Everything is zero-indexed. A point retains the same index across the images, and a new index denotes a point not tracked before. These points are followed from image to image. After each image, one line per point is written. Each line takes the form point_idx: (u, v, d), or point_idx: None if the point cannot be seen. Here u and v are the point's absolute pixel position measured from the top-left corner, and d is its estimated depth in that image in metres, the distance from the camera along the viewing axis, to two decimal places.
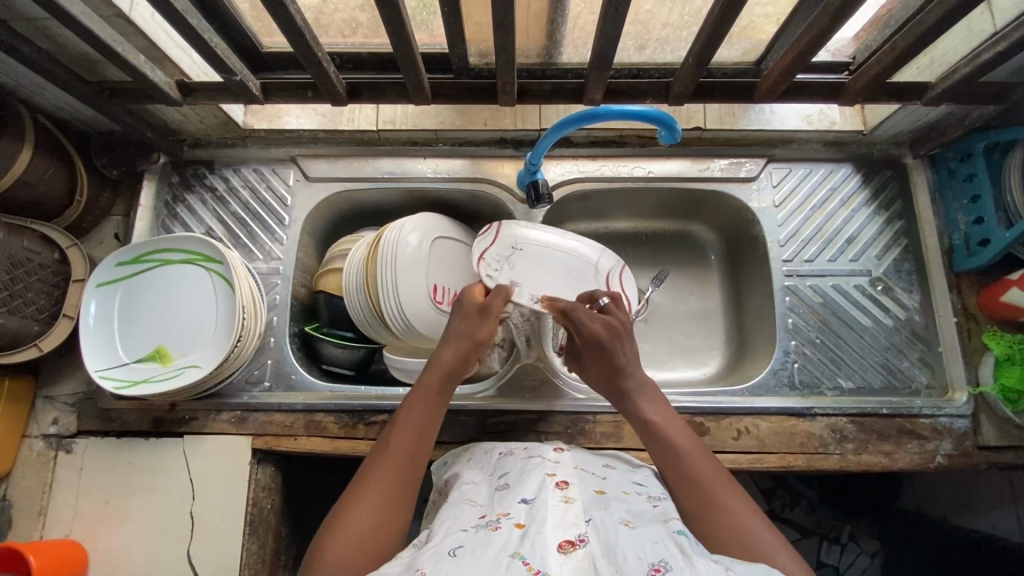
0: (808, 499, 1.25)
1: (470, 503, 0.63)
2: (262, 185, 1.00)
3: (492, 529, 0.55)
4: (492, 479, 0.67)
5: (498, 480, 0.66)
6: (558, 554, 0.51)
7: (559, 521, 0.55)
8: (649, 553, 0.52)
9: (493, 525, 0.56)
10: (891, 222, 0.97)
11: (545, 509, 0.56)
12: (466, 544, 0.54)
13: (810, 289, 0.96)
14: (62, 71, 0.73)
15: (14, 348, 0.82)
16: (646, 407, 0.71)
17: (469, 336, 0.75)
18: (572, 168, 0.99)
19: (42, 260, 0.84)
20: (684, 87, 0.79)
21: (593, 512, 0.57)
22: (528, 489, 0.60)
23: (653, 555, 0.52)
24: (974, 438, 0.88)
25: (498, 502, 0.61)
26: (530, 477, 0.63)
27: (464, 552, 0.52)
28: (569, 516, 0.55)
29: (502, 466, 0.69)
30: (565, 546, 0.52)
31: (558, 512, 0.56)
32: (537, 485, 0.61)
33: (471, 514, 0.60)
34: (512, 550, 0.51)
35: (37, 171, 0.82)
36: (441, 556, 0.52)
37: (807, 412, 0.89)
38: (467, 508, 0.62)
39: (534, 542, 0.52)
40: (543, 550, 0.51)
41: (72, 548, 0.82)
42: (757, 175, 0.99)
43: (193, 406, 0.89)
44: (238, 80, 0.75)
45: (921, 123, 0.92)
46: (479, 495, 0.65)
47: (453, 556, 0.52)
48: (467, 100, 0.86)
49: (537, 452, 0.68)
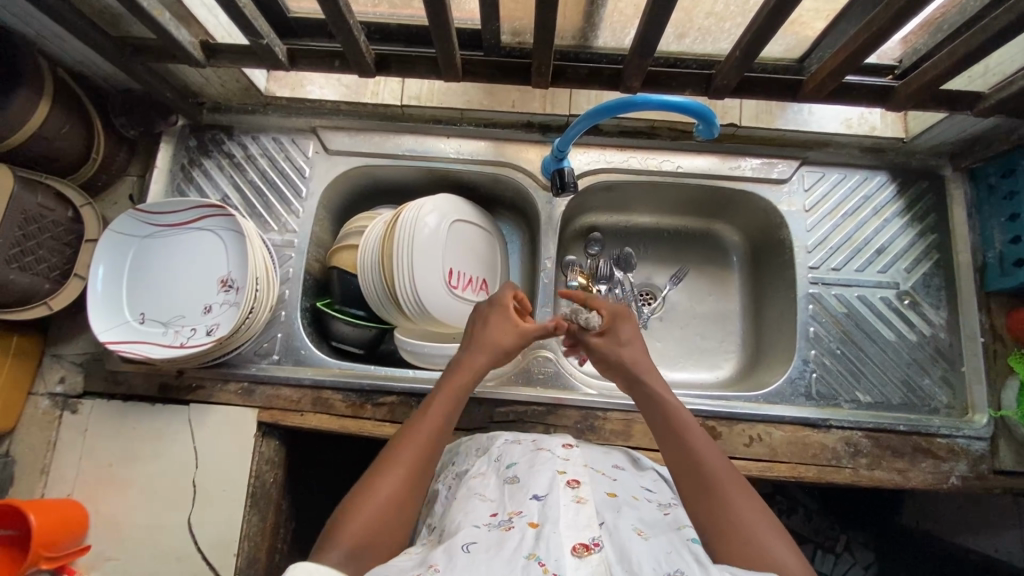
0: (807, 507, 1.23)
1: (479, 494, 0.62)
2: (281, 155, 0.98)
3: (505, 530, 0.54)
4: (499, 468, 0.66)
5: (505, 470, 0.65)
6: (573, 556, 0.50)
7: (571, 522, 0.53)
8: (665, 564, 0.50)
9: (507, 525, 0.55)
10: (923, 235, 0.95)
11: (557, 506, 0.55)
12: (480, 541, 0.53)
13: (834, 298, 0.93)
14: (84, 24, 0.71)
15: (24, 304, 0.81)
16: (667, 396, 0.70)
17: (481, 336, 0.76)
18: (599, 157, 0.97)
19: (55, 218, 0.82)
20: (727, 81, 0.76)
21: (605, 515, 0.56)
22: (539, 485, 0.59)
23: (669, 566, 0.50)
24: (991, 462, 0.86)
25: (509, 497, 0.60)
26: (539, 472, 0.61)
27: (478, 548, 0.52)
28: (582, 517, 0.54)
29: (509, 455, 0.68)
30: (579, 549, 0.50)
31: (570, 512, 0.54)
32: (547, 481, 0.59)
33: (481, 507, 0.59)
34: (527, 551, 0.50)
35: (54, 126, 0.80)
36: (455, 552, 0.52)
37: (822, 423, 0.87)
38: (476, 500, 0.61)
39: (549, 543, 0.51)
40: (558, 552, 0.50)
41: (75, 508, 0.82)
42: (789, 177, 0.96)
43: (200, 374, 0.89)
44: (265, 44, 0.72)
45: (965, 135, 0.89)
46: (486, 485, 0.64)
47: (467, 553, 0.51)
48: (497, 80, 0.83)
49: (545, 446, 0.67)
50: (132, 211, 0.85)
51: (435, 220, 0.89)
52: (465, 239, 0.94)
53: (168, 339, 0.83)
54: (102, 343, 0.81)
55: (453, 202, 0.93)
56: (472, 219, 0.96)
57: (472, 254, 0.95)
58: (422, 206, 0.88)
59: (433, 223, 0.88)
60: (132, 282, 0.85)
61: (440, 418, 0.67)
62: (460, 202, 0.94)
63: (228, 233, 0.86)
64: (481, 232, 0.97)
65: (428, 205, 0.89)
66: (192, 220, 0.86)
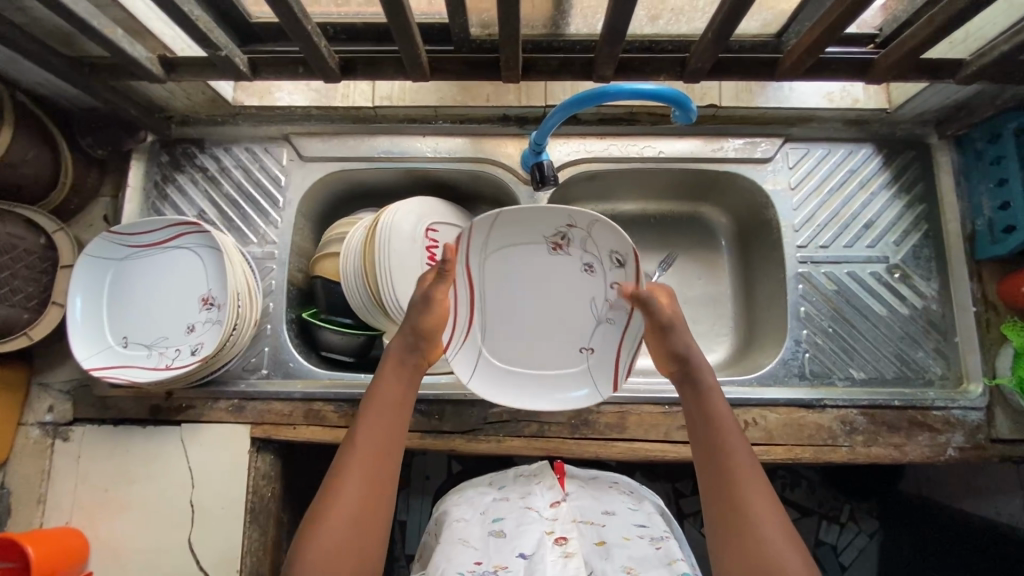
0: (809, 479, 1.28)
1: (463, 543, 0.65)
2: (255, 165, 0.96)
3: None
4: (484, 522, 0.69)
5: (491, 525, 0.67)
6: None
7: (559, 574, 0.58)
8: None
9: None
10: (912, 206, 0.93)
11: (544, 562, 0.60)
12: None
13: (824, 276, 0.92)
14: (37, 48, 0.68)
15: (3, 336, 0.80)
16: (700, 390, 0.70)
17: (413, 327, 0.73)
18: (579, 147, 0.95)
19: (27, 246, 0.81)
20: (701, 64, 0.74)
21: (593, 562, 0.60)
22: (526, 543, 0.63)
23: None
24: (988, 431, 0.85)
25: (493, 549, 0.63)
26: (527, 531, 0.65)
27: None
28: (569, 568, 0.59)
29: (496, 510, 0.70)
30: None
31: (558, 565, 0.60)
32: (535, 539, 0.63)
33: (466, 557, 0.63)
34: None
35: (17, 153, 0.79)
36: None
37: (817, 403, 0.86)
38: (460, 548, 0.64)
39: None
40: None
41: (73, 537, 0.82)
42: (773, 156, 0.94)
43: (190, 394, 0.88)
44: (224, 55, 0.69)
45: (950, 102, 0.87)
46: (471, 534, 0.67)
47: None
48: (468, 76, 0.80)
49: (533, 504, 0.70)
50: (105, 233, 0.83)
51: (537, 230, 0.77)
52: (515, 283, 0.79)
53: (154, 362, 0.82)
54: (87, 370, 0.80)
55: (483, 244, 0.76)
56: (472, 280, 0.77)
57: (535, 305, 0.80)
58: (540, 209, 0.74)
59: (558, 228, 0.76)
60: (110, 309, 0.84)
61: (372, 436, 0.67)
62: (471, 249, 0.76)
63: (206, 250, 0.84)
64: (488, 293, 0.78)
65: (546, 209, 0.74)
66: (169, 239, 0.85)
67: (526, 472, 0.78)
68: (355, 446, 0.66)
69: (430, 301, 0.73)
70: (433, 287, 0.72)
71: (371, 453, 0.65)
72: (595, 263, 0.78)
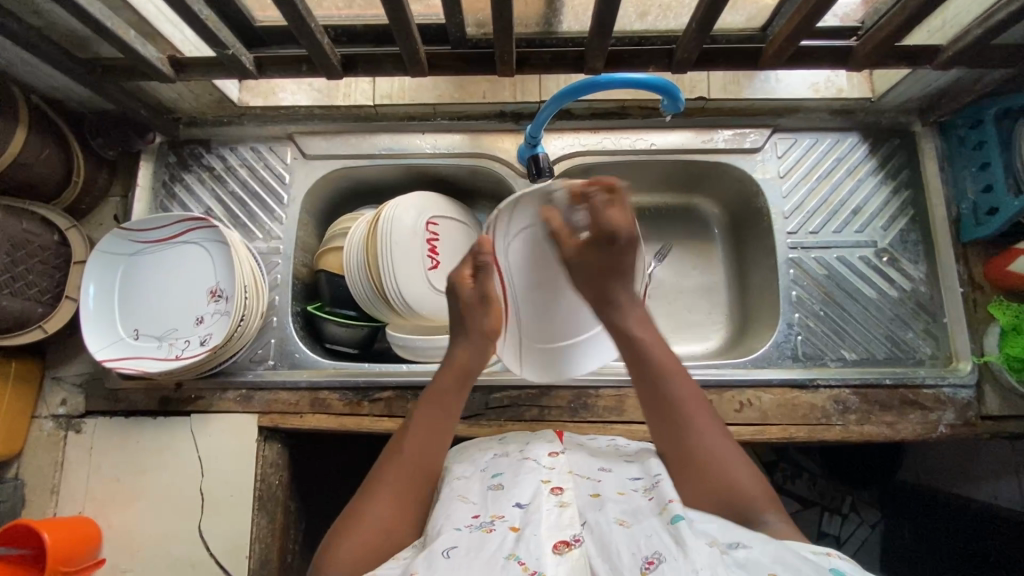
0: (810, 472, 1.29)
1: (461, 496, 0.66)
2: (260, 164, 0.99)
3: (487, 532, 0.59)
4: (483, 476, 0.70)
5: (490, 478, 0.68)
6: (553, 553, 0.55)
7: (554, 523, 0.59)
8: (643, 547, 0.55)
9: (489, 527, 0.60)
10: (898, 191, 0.96)
11: (539, 512, 0.60)
12: (461, 545, 0.57)
13: (814, 261, 0.95)
14: (52, 49, 0.72)
15: (17, 329, 0.82)
16: (630, 323, 0.71)
17: (481, 332, 0.74)
18: (574, 141, 0.98)
19: (42, 242, 0.83)
20: (688, 54, 0.77)
21: (587, 514, 0.61)
22: (522, 494, 0.64)
23: (647, 549, 0.54)
24: (978, 408, 0.87)
25: (491, 502, 0.64)
26: (523, 482, 0.66)
27: (458, 553, 0.56)
28: (563, 517, 0.59)
29: (494, 465, 0.72)
30: (560, 546, 0.56)
31: (553, 514, 0.60)
32: (531, 490, 0.64)
33: (464, 511, 0.63)
34: (508, 551, 0.56)
35: (32, 153, 0.82)
36: (436, 557, 0.56)
37: (809, 384, 0.88)
38: (458, 502, 0.65)
39: (529, 544, 0.56)
40: (539, 551, 0.55)
41: (87, 525, 0.84)
42: (762, 146, 0.97)
43: (199, 385, 0.90)
44: (231, 54, 0.72)
45: (931, 90, 0.90)
46: (469, 489, 0.67)
47: (448, 557, 0.56)
48: (465, 71, 0.83)
49: (531, 455, 0.71)
50: (117, 230, 0.86)
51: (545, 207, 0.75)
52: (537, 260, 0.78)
53: (164, 352, 0.85)
54: (100, 361, 0.82)
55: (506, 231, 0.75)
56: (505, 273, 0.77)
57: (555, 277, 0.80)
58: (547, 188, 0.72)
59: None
60: (122, 301, 0.87)
61: (425, 438, 0.70)
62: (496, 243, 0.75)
63: (214, 245, 0.87)
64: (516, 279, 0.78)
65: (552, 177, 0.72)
66: (178, 234, 0.88)
67: (528, 432, 0.79)
68: (399, 455, 0.69)
69: (485, 300, 0.73)
70: (482, 285, 0.73)
71: (421, 455, 0.69)
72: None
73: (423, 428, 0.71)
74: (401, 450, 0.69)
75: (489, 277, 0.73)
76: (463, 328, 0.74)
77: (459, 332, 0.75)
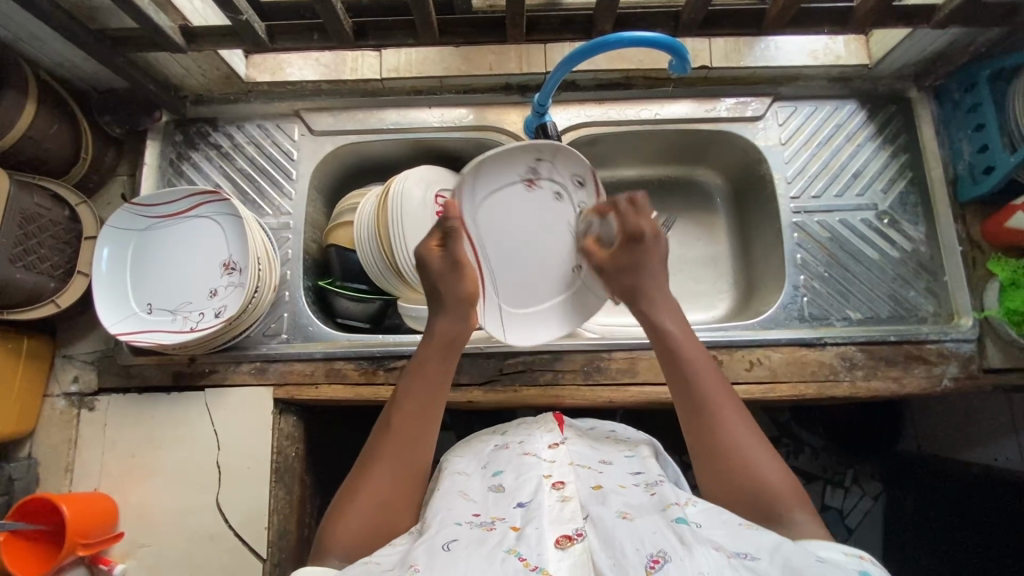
0: (813, 446, 1.31)
1: (463, 496, 0.65)
2: (268, 141, 0.99)
3: (487, 530, 0.58)
4: (484, 474, 0.69)
5: (492, 478, 0.67)
6: (556, 548, 0.54)
7: (555, 518, 0.57)
8: (648, 544, 0.52)
9: (490, 526, 0.58)
10: (896, 155, 0.98)
11: (541, 507, 0.59)
12: (460, 540, 0.56)
13: (817, 224, 0.97)
14: (62, 16, 0.72)
15: (31, 304, 0.82)
16: (661, 318, 0.72)
17: (457, 299, 0.73)
18: (579, 113, 0.99)
19: (53, 217, 0.83)
20: (694, 16, 0.78)
21: (590, 507, 0.59)
22: (523, 493, 0.62)
23: (651, 546, 0.52)
24: (980, 361, 0.89)
25: (493, 503, 0.63)
26: (526, 479, 0.64)
27: (457, 546, 0.55)
28: (565, 512, 0.58)
29: (494, 463, 0.70)
30: (562, 541, 0.54)
31: (554, 509, 0.59)
32: (532, 487, 0.63)
33: (465, 508, 0.62)
34: (508, 546, 0.54)
35: (42, 127, 0.82)
36: (436, 550, 0.54)
37: (818, 342, 0.90)
38: (460, 501, 0.64)
39: (531, 540, 0.55)
40: (541, 546, 0.54)
41: (103, 500, 0.84)
42: (763, 114, 0.99)
43: (212, 359, 0.90)
44: (244, 20, 0.73)
45: (926, 54, 0.93)
46: (471, 488, 0.67)
47: (448, 550, 0.54)
48: (474, 39, 0.84)
49: (531, 450, 0.70)
50: (126, 205, 0.86)
51: (513, 172, 0.79)
52: (513, 224, 0.80)
53: (178, 326, 0.85)
54: (114, 335, 0.82)
55: (474, 196, 0.76)
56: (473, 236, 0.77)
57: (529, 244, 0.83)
58: (513, 151, 0.76)
59: (528, 164, 0.79)
60: (133, 275, 0.86)
61: (412, 413, 0.68)
62: (466, 203, 0.76)
63: (226, 218, 0.87)
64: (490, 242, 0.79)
65: (522, 146, 0.76)
66: (189, 210, 0.88)
67: (529, 422, 0.77)
68: (392, 427, 0.68)
69: (458, 266, 0.73)
70: (451, 249, 0.72)
71: (407, 432, 0.68)
72: (563, 190, 0.82)
73: (407, 404, 0.69)
74: (393, 422, 0.68)
75: (458, 242, 0.73)
76: (438, 299, 0.73)
77: (435, 306, 0.73)
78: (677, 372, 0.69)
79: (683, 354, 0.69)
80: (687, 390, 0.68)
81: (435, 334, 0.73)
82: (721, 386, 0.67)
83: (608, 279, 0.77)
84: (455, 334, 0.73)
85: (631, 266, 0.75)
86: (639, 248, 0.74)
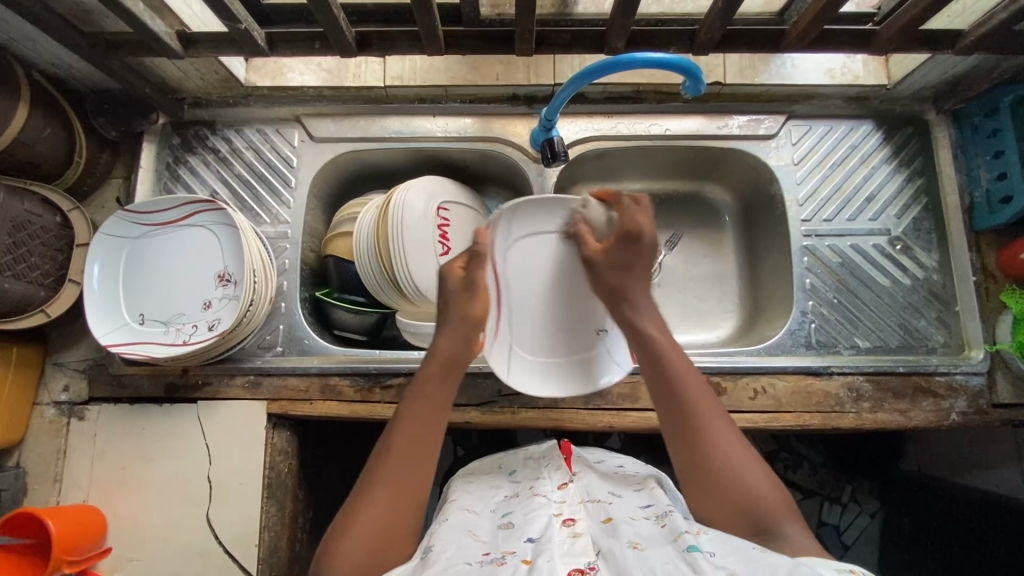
0: (811, 460, 1.27)
1: (471, 534, 0.63)
2: (267, 147, 0.97)
3: (498, 565, 0.56)
4: (493, 516, 0.68)
5: (501, 518, 0.66)
6: None
7: (566, 552, 0.56)
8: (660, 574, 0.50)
9: (500, 561, 0.56)
10: (911, 179, 0.96)
11: (551, 543, 0.57)
12: None
13: (829, 248, 0.94)
14: (55, 20, 0.69)
15: (20, 313, 0.80)
16: (644, 323, 0.70)
17: (460, 318, 0.70)
18: (587, 126, 0.96)
19: (44, 223, 0.81)
20: (710, 36, 0.76)
21: (602, 542, 0.57)
22: (533, 528, 0.61)
23: None
24: (989, 395, 0.87)
25: (501, 539, 0.61)
26: (534, 517, 0.63)
27: None
28: (577, 546, 0.57)
29: (505, 506, 0.69)
30: None
31: (565, 544, 0.57)
32: (542, 524, 0.61)
33: (473, 547, 0.61)
34: None
35: (35, 131, 0.79)
36: None
37: (824, 371, 0.88)
38: (468, 539, 0.62)
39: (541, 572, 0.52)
40: None
41: (91, 513, 0.82)
42: (777, 132, 0.96)
43: (205, 371, 0.88)
44: (244, 28, 0.70)
45: (947, 76, 0.90)
46: (480, 528, 0.65)
47: None
48: (481, 51, 0.81)
49: (540, 491, 0.69)
50: (120, 212, 0.84)
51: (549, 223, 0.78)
52: (544, 271, 0.79)
53: (171, 338, 0.83)
54: (105, 346, 0.81)
55: (504, 239, 0.75)
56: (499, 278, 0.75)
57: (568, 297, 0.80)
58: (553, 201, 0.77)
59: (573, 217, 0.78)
60: (126, 285, 0.84)
61: (407, 436, 0.66)
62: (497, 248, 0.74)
63: (221, 228, 0.85)
64: (513, 283, 0.77)
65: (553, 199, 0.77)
66: (183, 218, 0.86)
67: (539, 461, 0.77)
68: (388, 451, 0.65)
69: (473, 287, 0.70)
70: (472, 271, 0.70)
71: (403, 455, 0.65)
72: None
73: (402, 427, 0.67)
74: (391, 447, 0.66)
75: (481, 267, 0.71)
76: (442, 318, 0.71)
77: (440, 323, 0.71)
78: (665, 386, 0.67)
79: (667, 361, 0.67)
80: (671, 397, 0.66)
81: (436, 354, 0.70)
82: (701, 394, 0.66)
83: (593, 271, 0.72)
84: (456, 355, 0.70)
85: (615, 261, 0.71)
86: (635, 244, 0.70)
